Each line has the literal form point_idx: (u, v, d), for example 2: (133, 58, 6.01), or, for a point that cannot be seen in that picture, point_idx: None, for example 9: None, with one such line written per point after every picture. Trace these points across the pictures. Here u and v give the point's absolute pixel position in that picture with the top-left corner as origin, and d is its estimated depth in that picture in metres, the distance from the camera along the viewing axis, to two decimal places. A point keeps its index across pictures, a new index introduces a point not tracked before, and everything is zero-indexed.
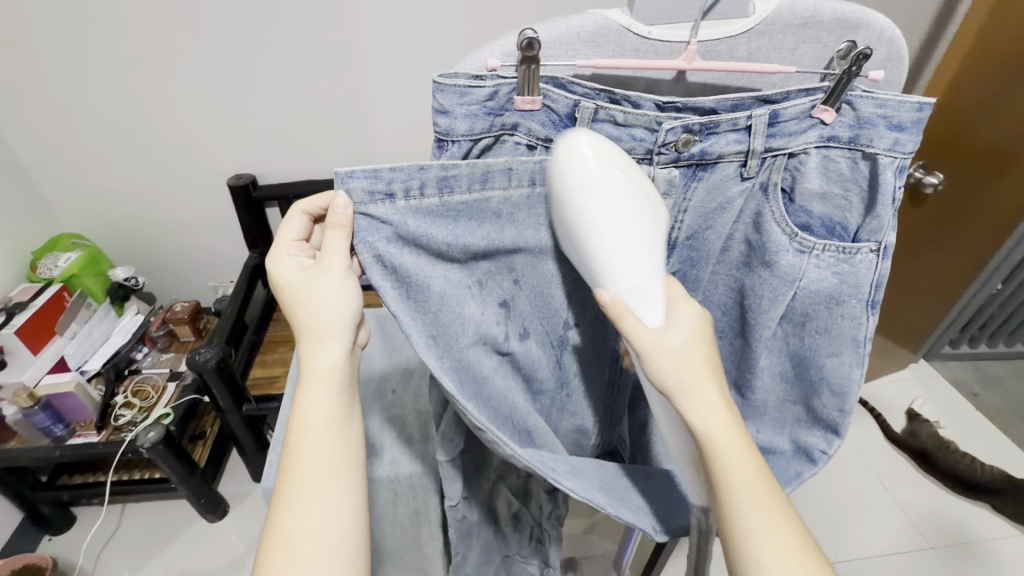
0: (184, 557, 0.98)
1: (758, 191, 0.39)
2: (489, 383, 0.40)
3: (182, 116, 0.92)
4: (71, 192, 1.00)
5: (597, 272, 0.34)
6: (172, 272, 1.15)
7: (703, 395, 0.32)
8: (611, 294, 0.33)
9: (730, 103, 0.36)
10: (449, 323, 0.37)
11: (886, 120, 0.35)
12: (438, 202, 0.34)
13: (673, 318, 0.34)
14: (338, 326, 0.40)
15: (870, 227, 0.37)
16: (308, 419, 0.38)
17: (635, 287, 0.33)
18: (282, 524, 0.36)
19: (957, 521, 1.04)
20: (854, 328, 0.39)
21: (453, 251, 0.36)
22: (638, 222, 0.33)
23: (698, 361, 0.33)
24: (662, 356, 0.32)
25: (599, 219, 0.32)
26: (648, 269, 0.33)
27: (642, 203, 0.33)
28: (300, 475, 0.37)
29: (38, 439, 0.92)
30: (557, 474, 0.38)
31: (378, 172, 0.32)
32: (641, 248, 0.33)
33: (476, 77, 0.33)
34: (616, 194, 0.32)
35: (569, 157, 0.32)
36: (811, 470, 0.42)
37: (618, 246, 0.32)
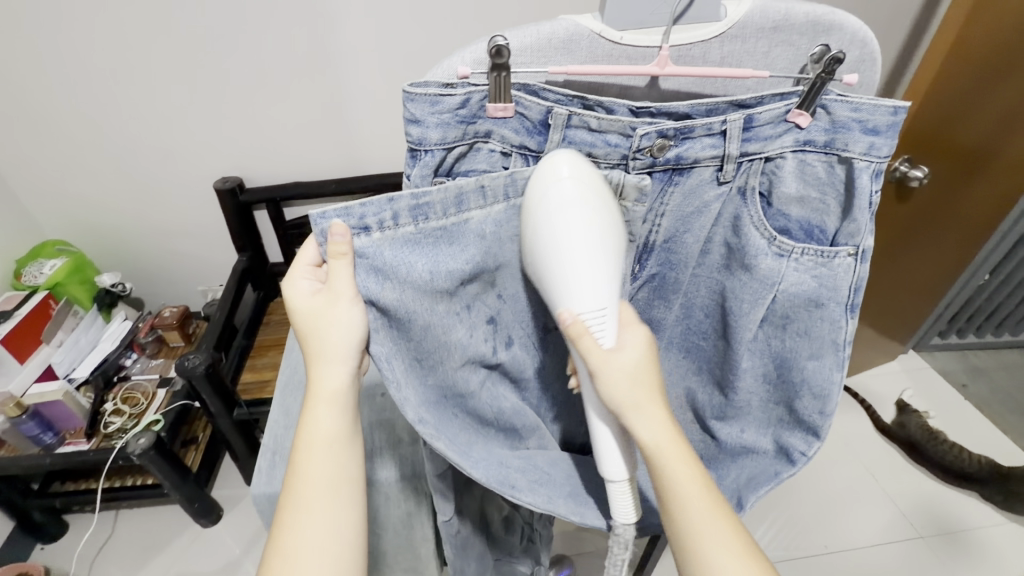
0: (179, 562, 0.98)
1: (736, 195, 0.39)
2: (474, 399, 0.41)
3: (165, 121, 0.91)
4: (54, 199, 0.99)
5: (560, 292, 0.34)
6: (159, 277, 1.14)
7: (650, 414, 0.35)
8: (572, 315, 0.34)
9: (705, 107, 0.36)
10: (433, 350, 0.37)
11: (861, 124, 0.35)
12: (415, 229, 0.33)
13: (624, 340, 0.36)
14: (343, 354, 0.38)
15: (848, 230, 0.37)
16: (311, 438, 0.38)
17: (596, 309, 0.34)
18: (285, 540, 0.37)
19: (946, 510, 1.05)
20: (833, 332, 0.39)
21: (440, 282, 0.35)
22: (604, 244, 0.33)
23: (645, 380, 0.35)
24: (614, 375, 0.34)
25: (563, 239, 0.32)
26: (609, 294, 0.34)
27: (612, 226, 0.33)
28: (303, 495, 0.38)
29: (27, 448, 0.90)
30: (518, 491, 0.39)
31: (349, 209, 0.32)
32: (603, 272, 0.33)
33: (447, 85, 0.33)
34: (585, 214, 0.32)
35: (545, 175, 0.33)
36: (790, 470, 0.43)
37: (581, 268, 0.33)
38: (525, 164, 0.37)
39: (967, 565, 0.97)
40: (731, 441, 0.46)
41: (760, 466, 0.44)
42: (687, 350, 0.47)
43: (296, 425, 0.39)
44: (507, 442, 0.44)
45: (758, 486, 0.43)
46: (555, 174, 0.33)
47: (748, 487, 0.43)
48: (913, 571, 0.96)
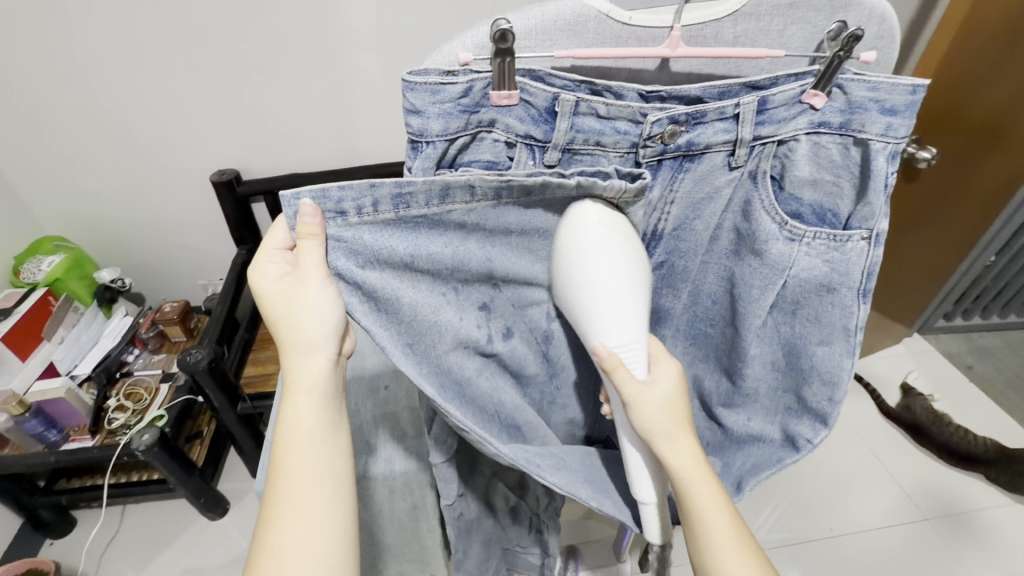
0: (188, 556, 0.98)
1: (747, 179, 0.38)
2: (472, 386, 0.40)
3: (158, 113, 0.89)
4: (48, 194, 0.98)
5: (592, 326, 0.36)
6: (159, 271, 1.13)
7: (683, 445, 0.35)
8: (606, 349, 0.35)
9: (716, 90, 0.35)
10: (425, 330, 0.36)
11: (879, 105, 0.33)
12: (394, 216, 0.33)
13: (658, 372, 0.36)
14: (314, 341, 0.38)
15: (862, 214, 0.36)
16: (296, 432, 0.38)
17: (626, 344, 0.35)
18: (271, 539, 0.36)
19: (952, 492, 1.05)
20: (845, 318, 0.38)
21: (421, 261, 0.35)
22: (634, 283, 0.35)
23: (679, 411, 0.36)
24: (647, 406, 0.35)
25: (598, 279, 0.34)
26: (641, 328, 0.36)
27: (640, 266, 0.36)
28: (289, 492, 0.37)
29: (32, 446, 0.90)
30: (542, 470, 0.39)
31: (326, 191, 0.31)
32: (636, 307, 0.35)
33: (448, 73, 0.32)
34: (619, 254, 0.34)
35: (577, 218, 0.35)
36: (794, 458, 0.42)
37: (615, 304, 0.35)
38: (532, 154, 0.35)
39: (974, 547, 0.97)
40: (737, 428, 0.45)
41: (766, 453, 0.44)
42: (694, 338, 0.46)
43: (277, 419, 0.38)
44: (512, 440, 0.43)
45: (760, 471, 0.43)
46: (585, 219, 0.35)
47: (751, 471, 0.43)
48: (918, 553, 0.96)
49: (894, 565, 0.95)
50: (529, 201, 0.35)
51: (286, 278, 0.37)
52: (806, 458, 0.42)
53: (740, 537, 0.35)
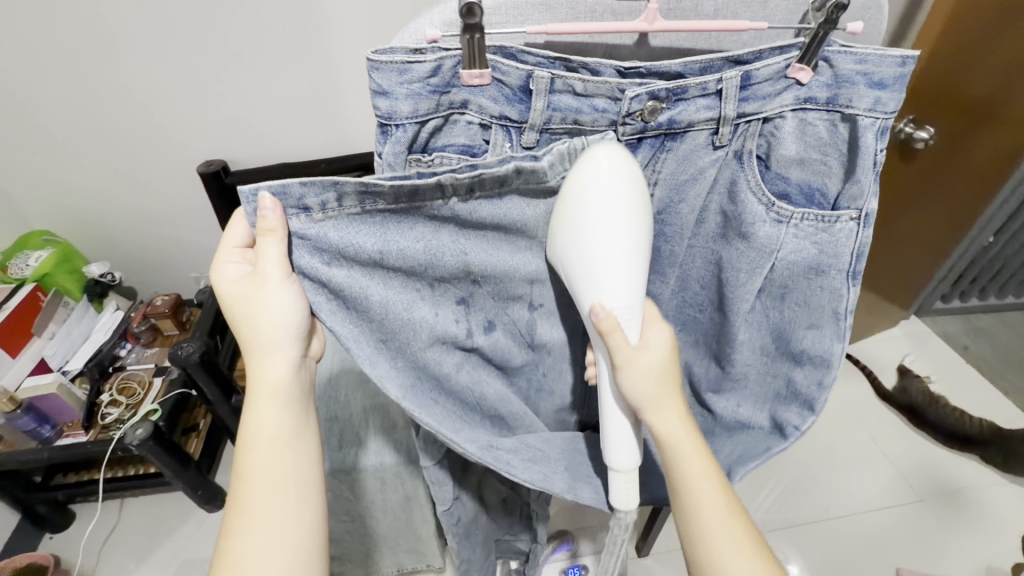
0: (187, 548, 0.98)
1: (732, 159, 0.36)
2: (450, 381, 0.40)
3: (140, 103, 0.87)
4: (33, 188, 0.96)
5: (588, 286, 0.33)
6: (150, 265, 1.12)
7: (672, 412, 0.36)
8: (605, 311, 0.33)
9: (698, 65, 0.33)
10: (398, 329, 0.37)
11: (867, 78, 0.33)
12: (360, 210, 0.32)
13: (649, 338, 0.36)
14: (277, 343, 0.38)
15: (851, 193, 0.35)
16: (256, 438, 0.38)
17: (625, 305, 0.33)
18: (233, 545, 0.37)
19: (946, 472, 1.05)
20: (834, 300, 0.38)
21: (391, 258, 0.34)
22: (637, 244, 0.32)
23: (668, 378, 0.36)
24: (639, 369, 0.34)
25: (599, 233, 0.32)
26: (639, 292, 0.34)
27: (646, 226, 0.33)
28: (250, 498, 0.38)
29: (25, 442, 0.89)
30: (511, 466, 0.41)
31: (287, 187, 0.31)
32: (635, 270, 0.33)
33: (415, 51, 0.31)
34: (622, 210, 0.32)
35: (586, 162, 0.32)
36: (782, 445, 0.42)
37: (612, 264, 0.32)
38: (507, 136, 0.34)
39: (968, 527, 0.97)
40: (726, 415, 0.45)
41: (753, 440, 0.44)
42: (684, 322, 0.45)
43: (239, 424, 0.39)
44: (494, 428, 0.44)
45: (748, 460, 0.42)
46: (595, 163, 0.32)
47: (739, 460, 0.43)
48: (913, 533, 0.97)
49: (888, 544, 0.96)
50: (503, 190, 0.34)
51: (247, 279, 0.37)
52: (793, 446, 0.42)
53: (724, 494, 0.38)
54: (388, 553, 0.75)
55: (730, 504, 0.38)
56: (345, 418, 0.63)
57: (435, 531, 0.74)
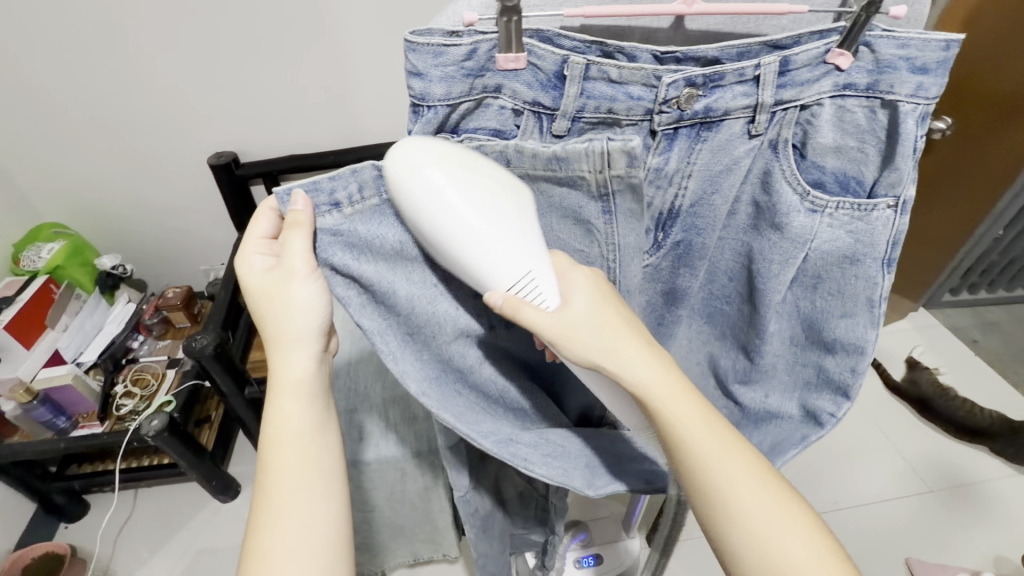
0: (201, 538, 0.99)
1: (767, 149, 0.36)
2: (474, 374, 0.40)
3: (151, 94, 0.87)
4: (45, 180, 0.97)
5: (474, 275, 0.31)
6: (161, 257, 1.12)
7: (632, 355, 0.33)
8: (501, 294, 0.31)
9: (735, 50, 0.33)
10: (424, 323, 0.36)
11: (909, 63, 0.32)
12: (383, 201, 0.32)
13: (570, 290, 0.33)
14: (303, 338, 0.38)
15: (888, 180, 0.35)
16: (281, 433, 0.39)
17: (523, 277, 0.31)
18: (262, 541, 0.37)
19: (957, 464, 1.05)
20: (869, 289, 0.37)
21: (412, 249, 0.34)
22: (494, 210, 0.30)
23: (610, 318, 0.34)
24: (576, 327, 0.32)
25: (460, 228, 0.29)
26: (531, 255, 0.31)
27: (500, 192, 0.30)
28: (277, 493, 0.38)
29: (41, 433, 0.90)
30: (530, 463, 0.40)
31: (318, 183, 0.31)
32: (514, 239, 0.30)
33: (451, 34, 0.30)
34: (467, 192, 0.29)
35: (402, 167, 0.30)
36: (818, 433, 0.43)
37: (492, 246, 0.30)
38: (539, 124, 0.34)
39: (977, 517, 0.97)
40: (754, 406, 0.45)
41: (786, 432, 0.44)
42: (710, 316, 0.46)
43: (262, 419, 0.39)
44: (518, 421, 0.44)
45: (785, 452, 0.43)
46: (410, 164, 0.29)
47: (778, 450, 0.44)
48: (924, 525, 0.97)
49: (896, 535, 0.96)
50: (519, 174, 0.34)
51: (272, 271, 0.36)
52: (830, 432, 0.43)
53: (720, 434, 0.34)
54: (402, 544, 0.75)
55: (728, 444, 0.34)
56: (365, 409, 0.62)
57: (451, 522, 0.74)
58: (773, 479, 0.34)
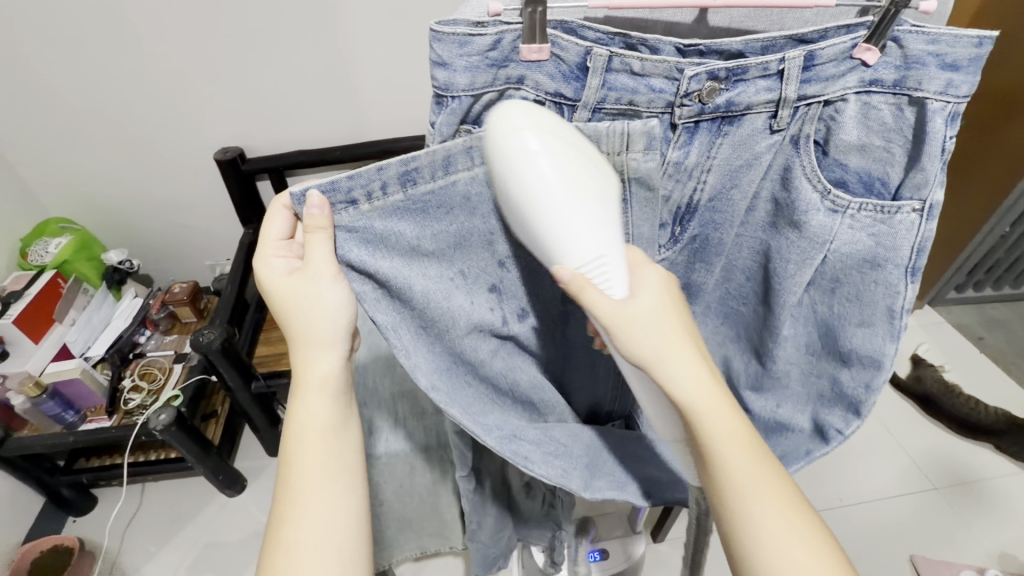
0: (208, 532, 1.00)
1: (788, 145, 0.36)
2: (485, 367, 0.40)
3: (158, 88, 0.87)
4: (52, 175, 0.97)
5: (549, 248, 0.31)
6: (167, 253, 1.12)
7: (682, 360, 0.33)
8: (570, 272, 0.31)
9: (760, 44, 0.33)
10: (438, 317, 0.36)
11: (938, 59, 0.32)
12: (403, 197, 0.32)
13: (639, 287, 0.34)
14: (330, 338, 0.39)
15: (914, 182, 0.35)
16: (305, 429, 0.39)
17: (595, 261, 0.31)
18: (287, 535, 0.36)
19: (961, 461, 1.05)
20: (889, 298, 0.37)
21: (426, 244, 0.34)
22: (582, 187, 0.30)
23: (668, 322, 0.33)
24: (633, 326, 0.32)
25: (545, 199, 0.29)
26: (607, 240, 0.31)
27: (590, 170, 0.30)
28: (301, 487, 0.38)
29: (51, 426, 0.91)
30: (531, 462, 0.39)
31: (336, 183, 0.31)
32: (593, 220, 0.30)
33: (477, 24, 0.31)
34: (560, 166, 0.29)
35: (503, 127, 0.29)
36: (823, 450, 0.43)
37: (571, 223, 0.30)
38: (561, 115, 0.34)
39: (981, 514, 0.97)
40: (765, 414, 0.46)
41: (791, 444, 0.45)
42: (724, 316, 0.46)
43: (286, 414, 0.39)
44: (525, 414, 0.43)
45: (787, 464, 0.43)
46: (511, 125, 0.29)
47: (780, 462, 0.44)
48: (928, 522, 0.97)
49: (900, 532, 0.96)
50: None
51: (296, 272, 0.37)
52: (835, 450, 0.43)
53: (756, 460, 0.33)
54: (410, 539, 0.75)
55: (765, 470, 0.33)
56: (374, 404, 0.62)
57: (459, 516, 0.75)
58: (803, 508, 0.32)
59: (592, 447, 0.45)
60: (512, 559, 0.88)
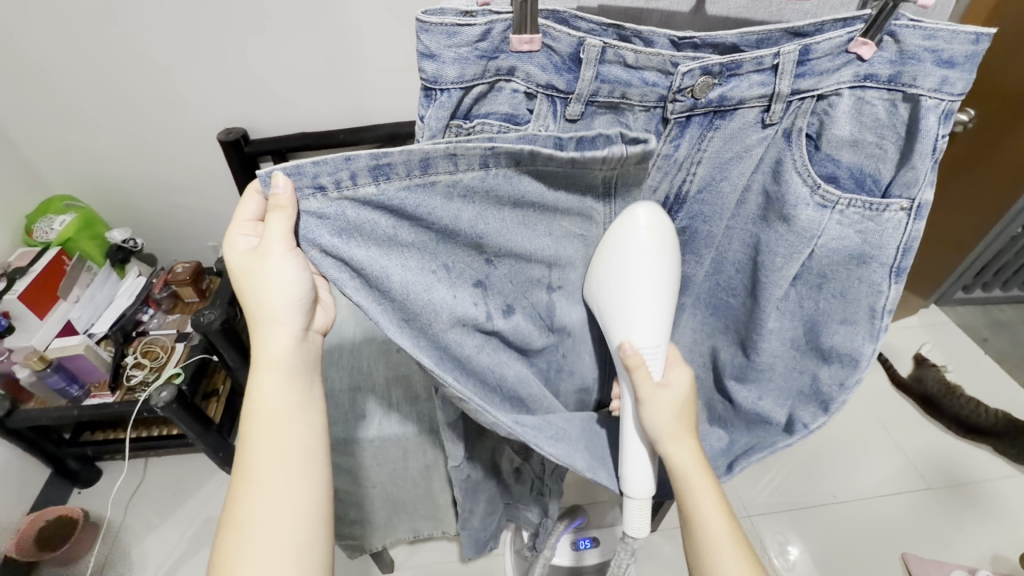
0: (209, 506, 1.02)
1: (781, 137, 0.36)
2: (471, 363, 0.40)
3: (160, 68, 0.86)
4: (57, 154, 0.97)
5: (621, 325, 0.39)
6: (171, 233, 1.13)
7: (687, 447, 0.39)
8: (633, 349, 0.38)
9: (755, 37, 0.33)
10: (419, 310, 0.36)
11: (934, 56, 0.31)
12: (375, 191, 0.32)
13: (671, 377, 0.40)
14: (281, 317, 0.39)
15: (904, 179, 0.34)
16: (260, 409, 0.39)
17: (653, 348, 0.39)
18: (240, 514, 0.37)
19: (957, 461, 1.05)
20: (872, 296, 0.37)
21: (404, 235, 0.34)
22: (665, 289, 0.38)
23: (686, 414, 0.39)
24: (660, 407, 0.38)
25: (632, 289, 0.37)
26: (664, 333, 0.39)
27: (672, 277, 0.38)
28: (256, 469, 0.38)
29: (56, 400, 0.93)
30: (537, 439, 0.41)
31: (301, 167, 0.30)
32: (661, 315, 0.38)
33: (466, 14, 0.30)
34: (657, 265, 0.37)
35: (626, 221, 0.37)
36: (785, 442, 0.44)
37: (645, 311, 0.38)
38: (552, 107, 0.34)
39: (977, 516, 0.97)
40: (747, 405, 0.45)
41: (766, 435, 0.46)
42: (715, 308, 0.46)
43: (244, 395, 0.40)
44: (512, 409, 0.44)
45: (753, 453, 0.45)
46: (632, 224, 0.37)
47: (744, 453, 0.46)
48: (920, 521, 0.97)
49: (890, 528, 0.97)
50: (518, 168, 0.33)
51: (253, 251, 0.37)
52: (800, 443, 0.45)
53: (733, 532, 0.40)
54: (405, 521, 0.77)
55: (743, 546, 0.40)
56: (368, 387, 0.66)
57: (451, 501, 0.75)
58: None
59: (587, 430, 0.48)
60: (504, 544, 0.89)
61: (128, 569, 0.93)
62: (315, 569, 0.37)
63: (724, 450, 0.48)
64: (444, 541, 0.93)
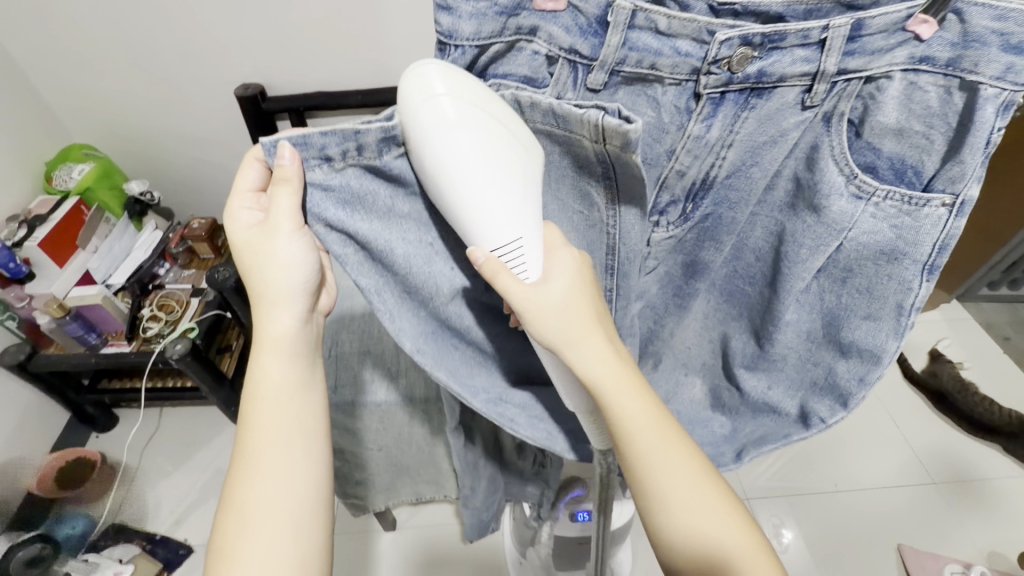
0: (220, 458, 1.05)
1: (819, 121, 0.34)
2: (471, 333, 0.40)
3: (177, 17, 0.84)
4: (75, 102, 0.97)
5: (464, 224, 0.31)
6: (187, 189, 1.13)
7: (591, 347, 0.33)
8: (483, 253, 0.31)
9: (803, 7, 0.30)
10: (421, 284, 0.35)
11: (1001, 39, 0.28)
12: (380, 161, 0.31)
13: (552, 270, 0.33)
14: (288, 296, 0.39)
15: (949, 174, 0.32)
16: (261, 388, 0.39)
17: (509, 244, 0.31)
18: (239, 493, 0.37)
19: (964, 458, 1.04)
20: (901, 294, 0.36)
21: (402, 206, 0.33)
22: (500, 166, 0.30)
23: (582, 314, 0.33)
24: (544, 311, 0.32)
25: (459, 176, 0.29)
26: (523, 222, 0.31)
27: (510, 148, 0.30)
28: (254, 449, 0.38)
29: (74, 347, 0.95)
30: (516, 424, 0.40)
31: (308, 137, 0.30)
32: (513, 201, 0.31)
33: None
34: (479, 140, 0.29)
35: (419, 93, 0.28)
36: (800, 434, 0.43)
37: (489, 203, 0.30)
38: (574, 74, 0.32)
39: (978, 513, 0.97)
40: (756, 395, 0.45)
41: (776, 425, 0.44)
42: (729, 295, 0.44)
43: (245, 374, 0.40)
44: (513, 381, 0.44)
45: (765, 444, 0.43)
46: (428, 92, 0.28)
47: (755, 443, 0.44)
48: (919, 513, 0.97)
49: (887, 519, 0.97)
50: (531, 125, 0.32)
51: (257, 227, 0.37)
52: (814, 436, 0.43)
53: (679, 451, 0.35)
54: (407, 484, 0.79)
55: (695, 464, 0.35)
56: (377, 352, 0.65)
57: (453, 468, 0.77)
58: (735, 507, 0.35)
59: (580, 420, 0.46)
60: (505, 513, 0.91)
61: (143, 512, 0.98)
62: (312, 547, 0.38)
63: (728, 435, 0.47)
64: (444, 505, 0.96)
